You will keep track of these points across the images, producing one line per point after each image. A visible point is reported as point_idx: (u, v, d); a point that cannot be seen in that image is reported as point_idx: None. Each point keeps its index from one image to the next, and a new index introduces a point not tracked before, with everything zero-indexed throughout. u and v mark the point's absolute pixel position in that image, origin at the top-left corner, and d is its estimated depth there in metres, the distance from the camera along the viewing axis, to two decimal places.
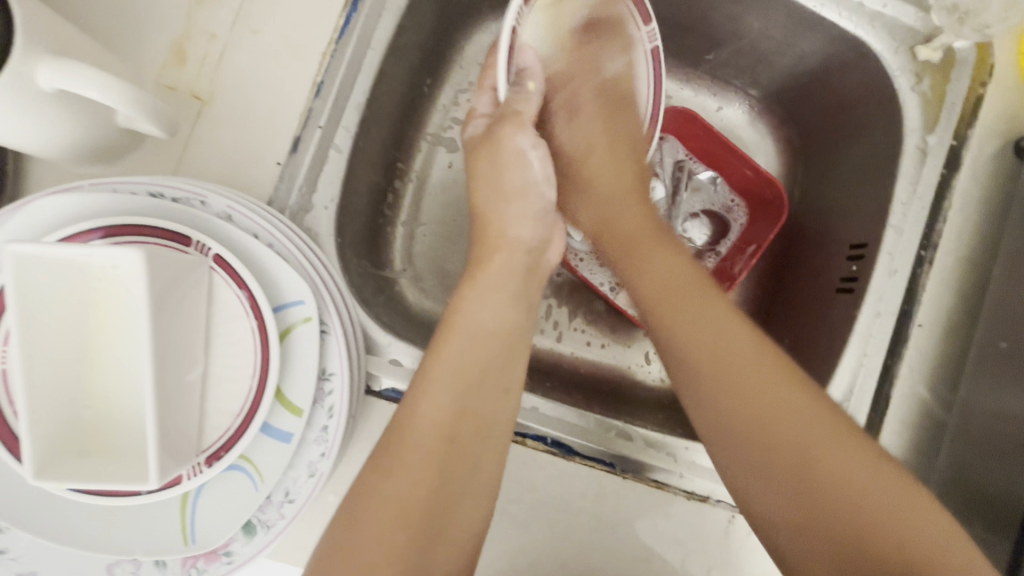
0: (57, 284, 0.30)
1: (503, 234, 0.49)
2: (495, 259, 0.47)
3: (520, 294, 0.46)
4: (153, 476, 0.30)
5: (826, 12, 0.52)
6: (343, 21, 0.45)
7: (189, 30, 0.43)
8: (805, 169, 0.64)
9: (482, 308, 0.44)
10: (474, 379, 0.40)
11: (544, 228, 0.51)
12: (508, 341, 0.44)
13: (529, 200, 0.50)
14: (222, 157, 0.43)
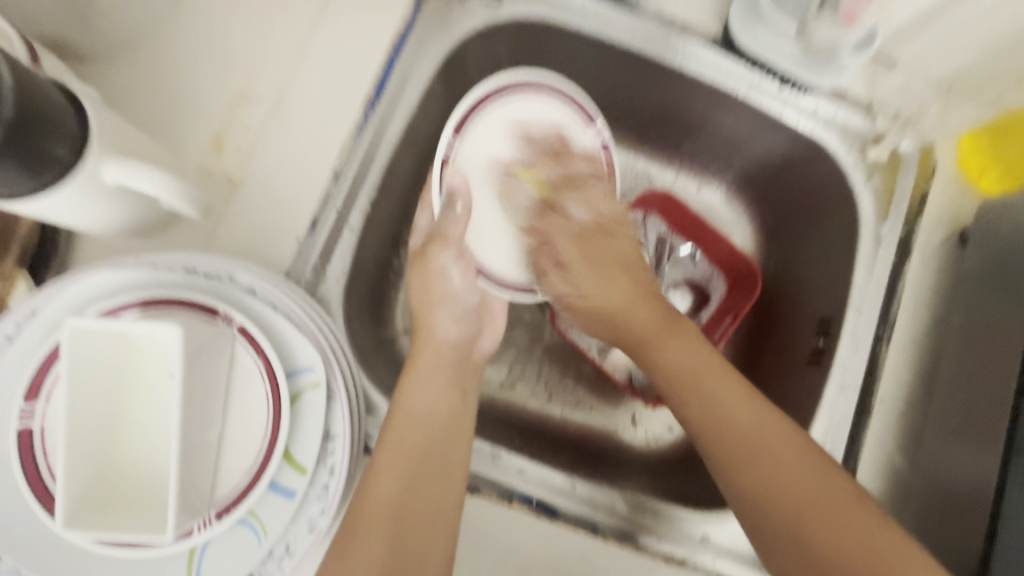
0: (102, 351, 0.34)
1: (430, 332, 0.52)
2: (427, 355, 0.51)
3: (451, 381, 0.51)
4: (171, 529, 0.33)
5: (787, 116, 0.59)
6: (362, 118, 0.51)
7: (228, 123, 0.50)
8: (778, 248, 0.68)
9: (421, 395, 0.48)
10: (417, 457, 0.45)
11: (469, 323, 0.55)
12: (445, 422, 0.48)
13: (456, 306, 0.54)
14: (248, 234, 0.49)
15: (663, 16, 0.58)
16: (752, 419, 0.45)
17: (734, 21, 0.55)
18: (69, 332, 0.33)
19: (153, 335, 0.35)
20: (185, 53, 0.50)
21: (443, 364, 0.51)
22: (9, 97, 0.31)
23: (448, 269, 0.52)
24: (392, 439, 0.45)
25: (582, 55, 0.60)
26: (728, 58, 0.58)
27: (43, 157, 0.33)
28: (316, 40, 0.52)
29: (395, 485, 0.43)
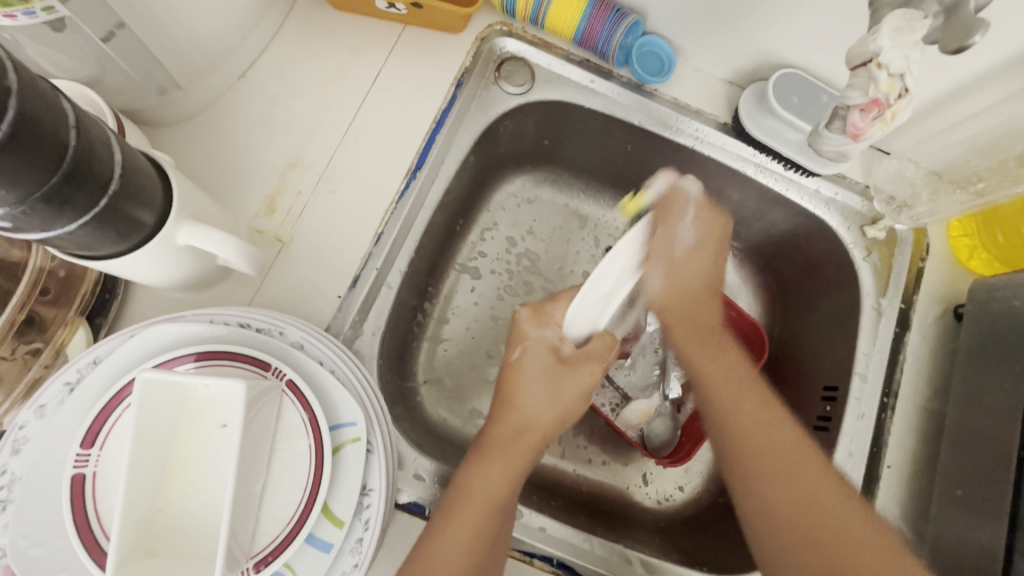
0: (162, 402, 0.37)
1: (514, 403, 0.51)
2: (504, 425, 0.50)
3: (518, 466, 0.49)
4: None
5: (791, 194, 0.64)
6: (403, 186, 0.56)
7: (281, 187, 0.54)
8: (783, 312, 0.73)
9: (488, 474, 0.47)
10: (483, 542, 0.44)
11: (557, 397, 0.51)
12: (508, 503, 0.47)
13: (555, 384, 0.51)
14: (294, 290, 0.52)
15: (679, 101, 0.63)
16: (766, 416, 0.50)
17: (744, 111, 0.61)
18: (141, 381, 0.35)
19: (212, 385, 0.38)
20: (246, 123, 0.55)
21: (521, 451, 0.49)
22: (116, 173, 0.35)
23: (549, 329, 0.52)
24: (460, 518, 0.45)
25: (604, 133, 0.66)
26: (739, 142, 0.63)
27: (133, 223, 0.37)
28: (365, 115, 0.57)
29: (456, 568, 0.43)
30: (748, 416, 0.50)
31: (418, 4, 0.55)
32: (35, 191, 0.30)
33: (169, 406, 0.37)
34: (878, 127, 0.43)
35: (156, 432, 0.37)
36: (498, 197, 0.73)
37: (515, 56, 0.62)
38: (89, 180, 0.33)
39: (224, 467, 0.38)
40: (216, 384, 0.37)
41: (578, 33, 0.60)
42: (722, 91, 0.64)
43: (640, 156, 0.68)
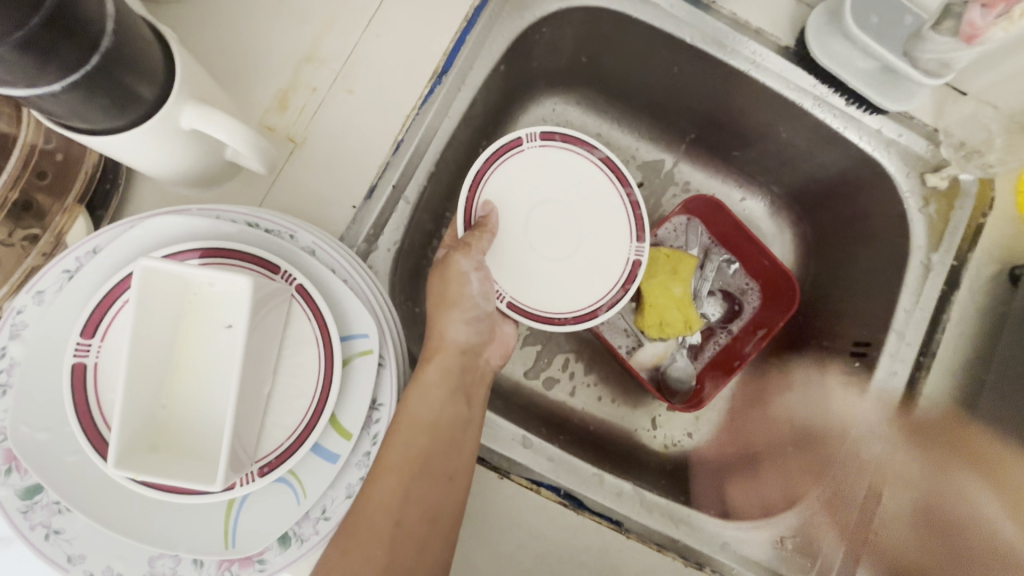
0: (164, 296, 0.34)
1: (440, 337, 0.50)
2: (435, 359, 0.48)
3: (457, 389, 0.48)
4: (220, 480, 0.33)
5: (849, 133, 0.58)
6: (428, 90, 0.51)
7: (295, 82, 0.49)
8: (817, 264, 0.69)
9: (426, 398, 0.44)
10: (417, 467, 0.42)
11: (477, 330, 0.52)
12: (455, 427, 0.46)
13: (467, 308, 0.51)
14: (305, 197, 0.48)
15: (737, 17, 0.57)
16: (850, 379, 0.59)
17: (812, 33, 0.55)
18: (141, 269, 0.33)
19: (218, 280, 0.35)
20: (258, 7, 0.50)
21: (445, 373, 0.48)
22: (109, 27, 0.31)
23: (468, 275, 0.49)
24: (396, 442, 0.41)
25: (650, 50, 0.60)
26: (799, 71, 0.57)
27: (129, 94, 0.33)
28: (389, 7, 0.51)
29: (396, 493, 0.41)
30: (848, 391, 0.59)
31: None
32: (13, 31, 0.27)
33: (172, 300, 0.35)
34: (1000, 25, 0.43)
35: (157, 327, 0.35)
36: (525, 120, 0.68)
37: None
38: (77, 31, 0.29)
39: (229, 369, 0.37)
40: (223, 280, 0.35)
41: None
42: (787, 10, 0.58)
43: (687, 79, 0.62)
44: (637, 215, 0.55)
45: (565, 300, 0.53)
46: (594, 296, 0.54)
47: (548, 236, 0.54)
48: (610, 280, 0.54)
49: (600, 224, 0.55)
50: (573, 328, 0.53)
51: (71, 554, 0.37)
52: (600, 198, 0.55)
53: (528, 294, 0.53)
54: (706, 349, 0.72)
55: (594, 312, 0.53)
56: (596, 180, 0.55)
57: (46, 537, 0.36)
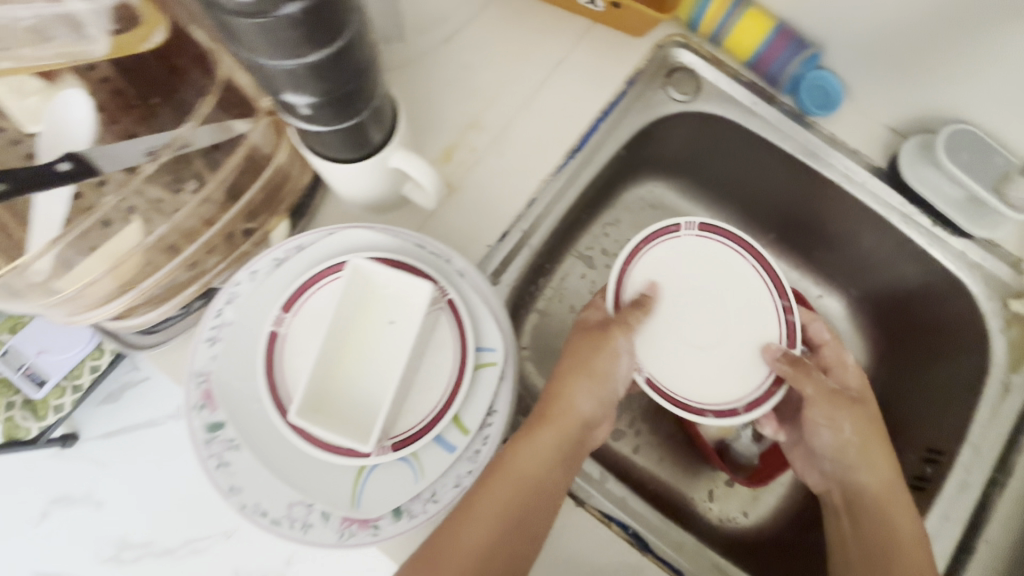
0: (357, 290, 0.45)
1: (571, 402, 0.51)
2: (558, 419, 0.50)
3: (568, 457, 0.49)
4: (370, 442, 0.41)
5: (934, 251, 0.63)
6: (563, 161, 0.62)
7: (459, 141, 0.61)
8: (888, 370, 0.71)
9: (533, 456, 0.47)
10: (508, 519, 0.44)
11: (603, 404, 0.52)
12: (550, 492, 0.46)
13: (599, 379, 0.52)
14: (452, 232, 0.58)
15: (835, 136, 0.65)
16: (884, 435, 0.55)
17: (906, 159, 0.62)
18: (351, 266, 0.44)
19: (380, 277, 0.45)
20: (441, 78, 0.62)
21: (559, 438, 0.49)
22: (377, 97, 0.43)
23: (621, 352, 0.52)
24: (491, 491, 0.44)
25: (753, 153, 0.69)
26: (890, 189, 0.64)
27: (367, 136, 0.45)
28: (542, 94, 0.63)
29: (480, 537, 0.43)
30: (876, 438, 0.54)
31: (619, 5, 0.59)
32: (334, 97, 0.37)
33: (357, 295, 0.45)
34: None
35: (347, 312, 0.44)
36: (628, 198, 0.78)
37: (686, 67, 0.66)
38: (363, 101, 0.41)
39: (388, 356, 0.45)
40: (401, 284, 0.45)
41: (755, 55, 0.64)
42: (883, 135, 0.65)
43: (781, 182, 0.70)
44: (789, 321, 0.55)
45: (709, 392, 0.54)
46: (734, 394, 0.54)
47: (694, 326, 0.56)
48: (755, 382, 0.54)
49: (747, 326, 0.56)
50: (711, 421, 0.52)
51: (231, 484, 0.44)
52: (752, 301, 0.56)
53: (670, 377, 0.54)
54: None
55: (734, 410, 0.53)
56: (752, 282, 0.57)
57: (216, 467, 0.44)
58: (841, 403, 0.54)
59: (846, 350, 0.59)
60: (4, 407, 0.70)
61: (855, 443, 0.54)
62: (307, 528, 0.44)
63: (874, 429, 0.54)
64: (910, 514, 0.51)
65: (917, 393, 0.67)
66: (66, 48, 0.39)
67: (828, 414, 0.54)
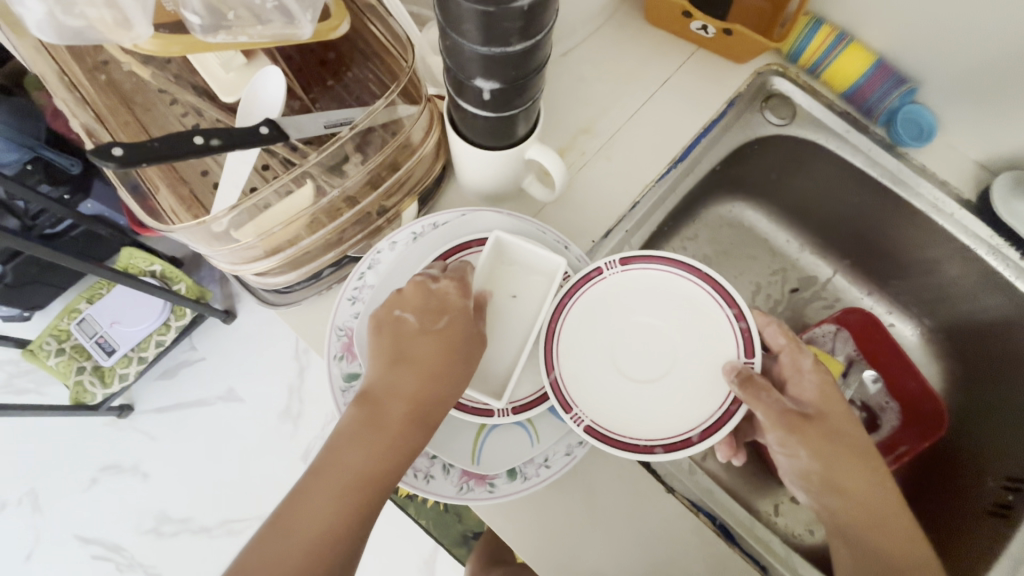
0: (495, 259, 0.51)
1: (421, 310, 0.47)
2: (420, 331, 0.46)
3: (415, 384, 0.44)
4: (505, 398, 0.46)
5: (1020, 284, 0.65)
6: (665, 170, 0.66)
7: (570, 145, 0.66)
8: (964, 399, 0.72)
9: (386, 381, 0.45)
10: (374, 449, 0.43)
11: (451, 316, 0.47)
12: (397, 422, 0.44)
13: (438, 296, 0.47)
14: (560, 226, 0.63)
15: (925, 167, 0.68)
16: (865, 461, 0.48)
17: (998, 194, 0.65)
18: (494, 237, 0.49)
19: (409, 303, 0.47)
20: (556, 89, 0.68)
21: (414, 366, 0.45)
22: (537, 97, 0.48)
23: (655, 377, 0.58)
24: (357, 421, 0.44)
25: (839, 179, 0.72)
26: (980, 221, 0.66)
27: (516, 129, 0.50)
28: (649, 107, 0.68)
29: (340, 469, 0.42)
30: (838, 455, 0.48)
31: (729, 31, 0.64)
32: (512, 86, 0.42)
33: (490, 268, 0.51)
34: None
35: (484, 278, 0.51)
36: (709, 215, 0.82)
37: (783, 94, 0.71)
38: (529, 97, 0.45)
39: (517, 326, 0.51)
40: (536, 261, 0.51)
41: (852, 87, 0.68)
42: (972, 170, 0.68)
43: (864, 209, 0.74)
44: (741, 330, 0.50)
45: (649, 426, 0.49)
46: (688, 423, 0.49)
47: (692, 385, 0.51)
48: (711, 404, 0.49)
49: (690, 346, 0.52)
50: (662, 458, 0.47)
51: None
52: (708, 322, 0.52)
53: (608, 415, 0.49)
54: None
55: (688, 440, 0.48)
56: (695, 302, 0.52)
57: None
58: (807, 428, 0.48)
59: (805, 357, 0.51)
60: (77, 372, 0.99)
61: (817, 468, 0.48)
62: (429, 479, 0.47)
63: (847, 451, 0.48)
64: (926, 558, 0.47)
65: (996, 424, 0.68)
66: (280, 32, 0.44)
67: (786, 442, 0.48)
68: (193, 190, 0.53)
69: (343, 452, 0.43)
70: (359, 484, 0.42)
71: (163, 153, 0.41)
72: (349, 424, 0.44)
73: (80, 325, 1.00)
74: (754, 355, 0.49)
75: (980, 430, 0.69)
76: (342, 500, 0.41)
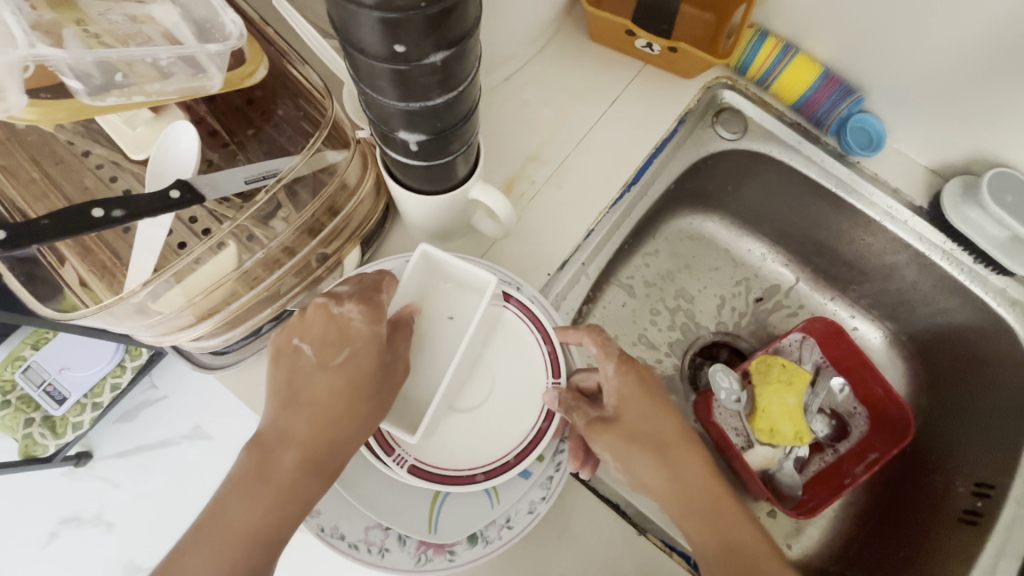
0: (424, 276, 0.48)
1: (321, 345, 0.44)
2: (324, 366, 0.43)
3: (318, 427, 0.42)
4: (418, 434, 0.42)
5: (975, 287, 0.66)
6: (619, 195, 0.64)
7: (519, 174, 0.64)
8: (929, 402, 0.73)
9: (281, 423, 0.42)
10: (261, 502, 0.39)
11: (354, 350, 0.43)
12: (289, 470, 0.40)
13: (348, 325, 0.44)
14: (512, 262, 0.60)
15: (877, 176, 0.68)
16: (668, 441, 0.47)
17: (948, 201, 0.64)
18: (422, 250, 0.45)
19: (309, 332, 0.44)
20: (500, 117, 0.65)
21: (315, 406, 0.42)
22: (472, 140, 0.45)
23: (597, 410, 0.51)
24: (243, 470, 0.40)
25: (794, 190, 0.72)
26: (933, 228, 0.66)
27: (453, 171, 0.47)
28: (598, 131, 0.66)
29: (221, 526, 0.38)
30: (641, 452, 0.46)
31: (674, 49, 0.62)
32: (441, 137, 0.39)
33: (420, 284, 0.48)
34: None
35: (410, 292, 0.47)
36: (668, 229, 0.80)
37: (733, 108, 0.70)
38: (461, 142, 0.43)
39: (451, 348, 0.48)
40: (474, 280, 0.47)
41: (801, 100, 0.67)
42: (923, 176, 0.68)
43: (820, 218, 0.73)
44: (548, 352, 0.49)
45: (472, 454, 0.46)
46: (504, 446, 0.46)
47: (511, 406, 0.48)
48: (524, 425, 0.47)
49: (507, 366, 0.49)
50: (483, 485, 0.45)
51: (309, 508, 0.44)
52: (519, 342, 0.50)
53: (433, 450, 0.46)
54: (812, 463, 0.77)
55: (506, 465, 0.46)
56: (508, 323, 0.50)
57: None
58: (603, 435, 0.46)
59: (608, 361, 0.48)
60: (24, 424, 0.87)
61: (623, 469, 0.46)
62: (384, 553, 0.45)
63: (645, 446, 0.46)
64: (747, 523, 0.45)
65: (961, 428, 0.69)
66: (186, 84, 0.41)
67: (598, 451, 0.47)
68: (107, 253, 0.48)
69: (226, 506, 0.39)
70: (243, 544, 0.38)
71: (57, 233, 0.37)
72: (236, 473, 0.40)
73: (25, 374, 0.88)
74: (560, 372, 0.49)
75: (945, 433, 0.70)
76: (223, 561, 0.37)
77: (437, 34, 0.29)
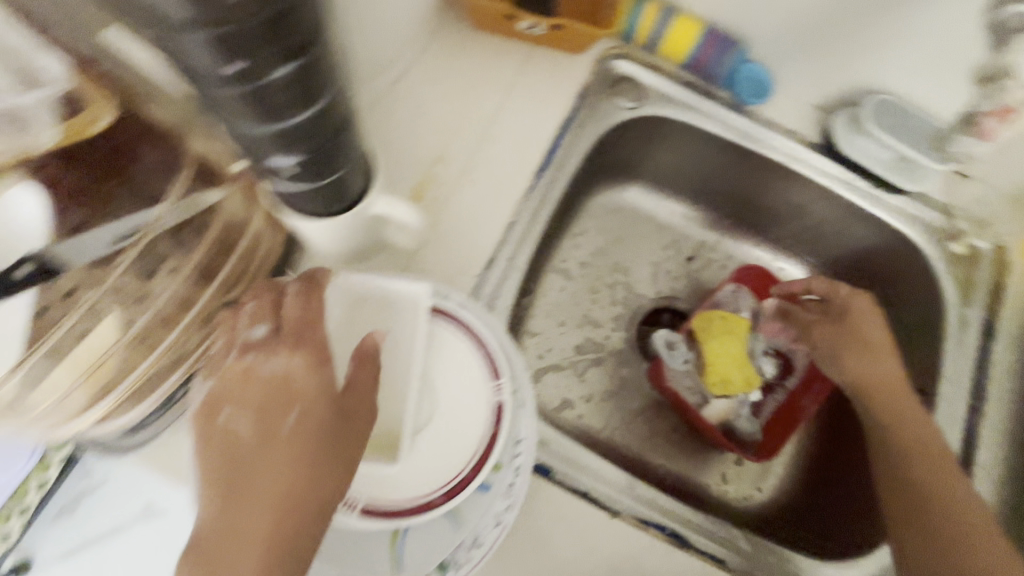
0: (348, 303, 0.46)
1: (263, 413, 0.38)
2: (271, 438, 0.38)
3: (280, 506, 0.36)
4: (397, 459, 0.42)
5: (876, 211, 0.69)
6: (532, 181, 0.63)
7: (427, 177, 0.61)
8: None
9: (227, 518, 0.35)
10: None
11: (303, 409, 0.39)
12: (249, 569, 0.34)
13: (289, 385, 0.39)
14: (436, 270, 0.58)
15: (773, 121, 0.70)
16: None
17: (840, 135, 0.68)
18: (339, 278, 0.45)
19: (241, 401, 0.39)
20: (393, 120, 0.62)
21: (270, 486, 0.36)
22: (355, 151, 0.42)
23: None
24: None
25: (701, 147, 0.73)
26: (830, 161, 0.69)
27: (348, 187, 0.44)
28: (500, 120, 0.64)
29: None
30: None
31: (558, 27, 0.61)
32: (317, 155, 0.37)
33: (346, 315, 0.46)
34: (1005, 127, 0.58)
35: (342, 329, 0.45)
36: (592, 207, 0.82)
37: (628, 76, 0.69)
38: (343, 157, 0.40)
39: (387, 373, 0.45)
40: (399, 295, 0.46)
41: (689, 57, 0.68)
42: (813, 113, 0.71)
43: (730, 170, 0.75)
44: (486, 354, 0.47)
45: (428, 478, 0.43)
46: (459, 462, 0.44)
47: (459, 418, 0.46)
48: (476, 435, 0.45)
49: (448, 377, 0.47)
50: (444, 507, 0.43)
51: None
52: (455, 351, 0.47)
53: (384, 486, 0.43)
54: (766, 405, 0.79)
55: (464, 481, 0.43)
56: (441, 334, 0.48)
57: None
58: None
59: None
60: None
61: None
62: None
63: None
64: None
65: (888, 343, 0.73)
66: (9, 145, 0.35)
67: None
68: None
69: None
70: None
71: None
72: None
73: None
74: (502, 372, 0.46)
75: None
76: None
77: (271, 44, 0.26)
